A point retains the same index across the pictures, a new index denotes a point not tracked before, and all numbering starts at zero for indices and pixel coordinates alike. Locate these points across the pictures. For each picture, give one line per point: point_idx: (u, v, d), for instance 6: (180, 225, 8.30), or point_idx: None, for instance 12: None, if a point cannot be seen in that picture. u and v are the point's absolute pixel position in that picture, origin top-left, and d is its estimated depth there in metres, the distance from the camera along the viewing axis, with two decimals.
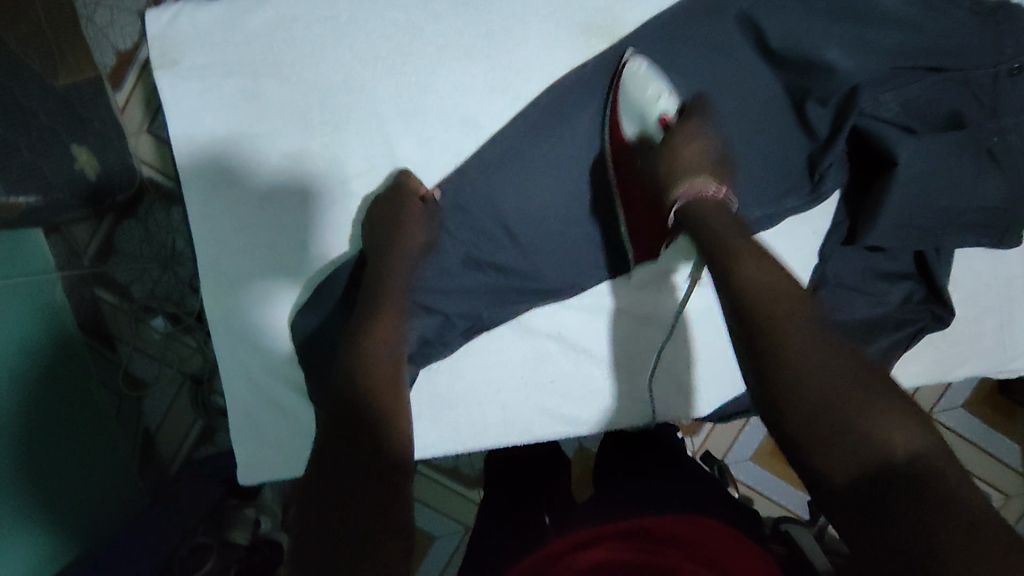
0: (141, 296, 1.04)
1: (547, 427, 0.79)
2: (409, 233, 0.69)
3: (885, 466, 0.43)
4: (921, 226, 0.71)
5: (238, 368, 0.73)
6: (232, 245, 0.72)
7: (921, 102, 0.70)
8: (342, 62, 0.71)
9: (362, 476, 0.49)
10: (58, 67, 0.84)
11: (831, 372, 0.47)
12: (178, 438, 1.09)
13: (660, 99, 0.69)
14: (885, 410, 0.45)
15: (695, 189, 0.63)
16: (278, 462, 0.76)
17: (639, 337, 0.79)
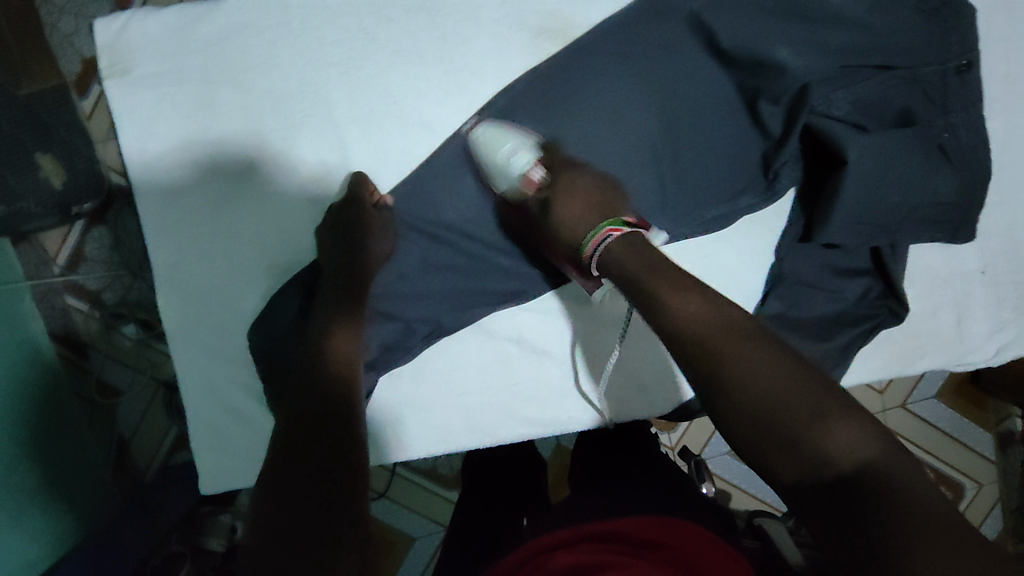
0: (112, 303, 1.03)
1: (513, 431, 0.79)
2: (377, 228, 0.70)
3: (834, 479, 0.43)
4: (877, 222, 0.72)
5: (196, 379, 0.73)
6: (190, 253, 0.71)
7: (873, 99, 0.71)
8: (294, 69, 0.71)
9: (329, 472, 0.49)
10: (21, 76, 0.86)
11: (772, 391, 0.48)
12: (152, 446, 1.07)
13: (513, 157, 0.68)
14: (831, 420, 0.46)
15: (602, 242, 0.63)
16: (240, 473, 0.75)
17: (596, 348, 0.80)
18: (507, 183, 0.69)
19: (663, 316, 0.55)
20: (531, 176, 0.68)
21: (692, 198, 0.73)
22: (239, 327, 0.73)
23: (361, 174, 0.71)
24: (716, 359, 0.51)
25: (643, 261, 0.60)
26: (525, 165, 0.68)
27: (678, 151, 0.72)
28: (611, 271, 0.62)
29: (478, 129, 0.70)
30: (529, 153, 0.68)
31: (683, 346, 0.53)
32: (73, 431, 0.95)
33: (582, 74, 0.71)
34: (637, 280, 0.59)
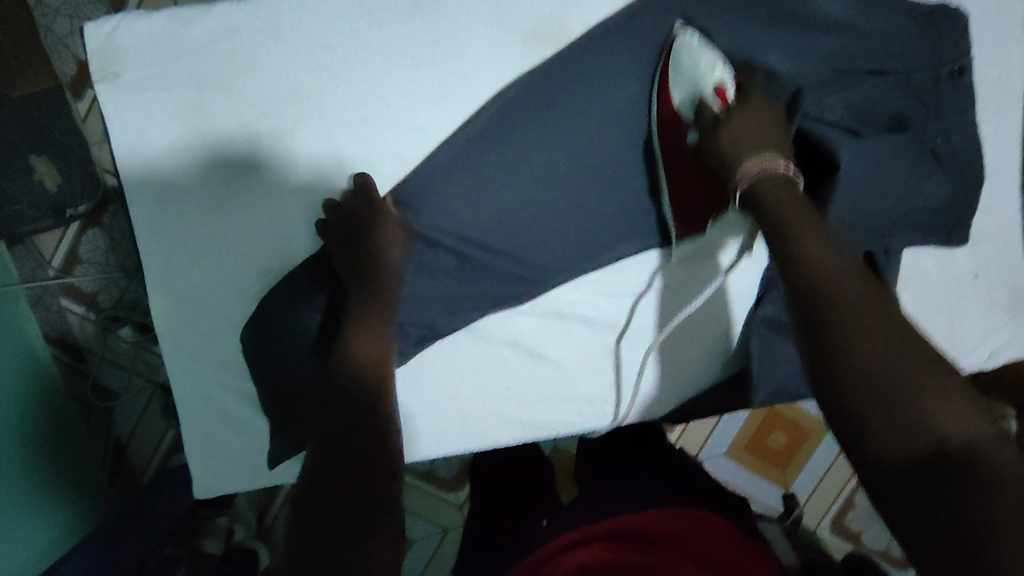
0: (108, 306, 1.03)
1: (506, 433, 0.80)
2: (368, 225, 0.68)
3: (938, 450, 0.42)
4: (869, 228, 0.71)
5: (189, 384, 0.73)
6: (183, 257, 0.71)
7: (866, 104, 0.70)
8: (286, 73, 0.71)
9: (362, 463, 0.51)
10: (15, 80, 0.83)
11: (887, 355, 0.46)
12: (149, 448, 1.08)
13: (716, 68, 0.65)
14: (947, 398, 0.43)
15: (757, 169, 0.58)
16: (234, 476, 0.76)
17: (686, 290, 0.79)
18: (695, 89, 0.65)
19: (792, 254, 0.53)
20: (723, 91, 0.64)
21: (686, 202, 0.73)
22: (232, 331, 0.73)
23: (363, 173, 0.70)
24: (844, 323, 0.48)
25: (793, 202, 0.56)
26: (722, 78, 0.65)
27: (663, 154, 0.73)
28: (755, 200, 0.57)
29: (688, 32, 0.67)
30: (728, 74, 0.66)
31: (819, 296, 0.49)
32: (69, 440, 0.94)
33: (576, 79, 0.71)
34: (787, 210, 0.55)
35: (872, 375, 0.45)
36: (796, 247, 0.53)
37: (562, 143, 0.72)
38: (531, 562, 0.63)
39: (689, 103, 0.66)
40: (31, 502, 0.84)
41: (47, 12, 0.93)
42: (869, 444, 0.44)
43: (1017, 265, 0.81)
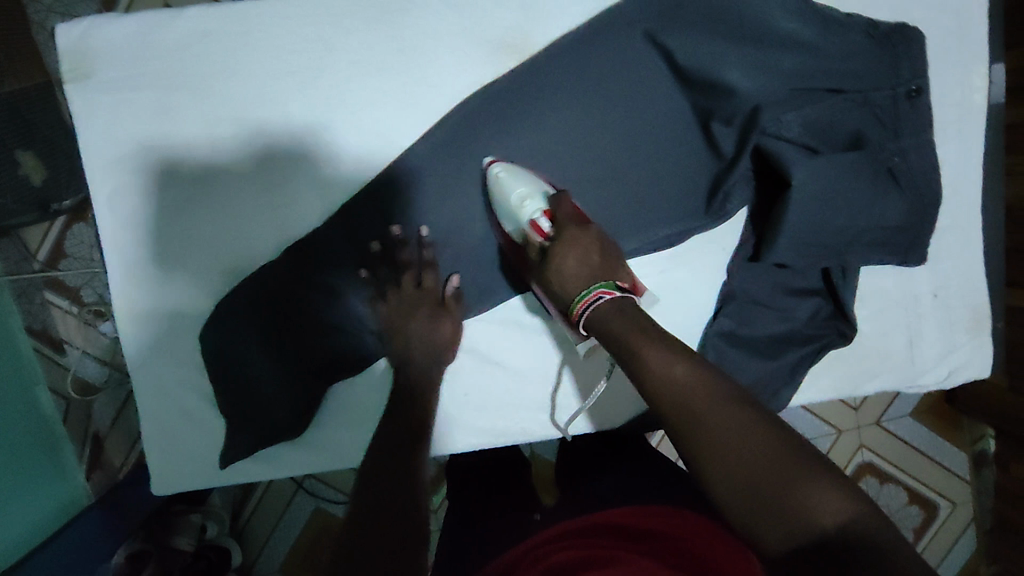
0: (92, 301, 1.06)
1: (463, 440, 0.80)
2: (325, 243, 0.72)
3: (819, 538, 0.41)
4: (823, 244, 0.73)
5: (149, 381, 0.74)
6: (147, 256, 0.72)
7: (824, 122, 0.71)
8: (254, 78, 0.72)
9: (406, 505, 0.53)
10: (7, 73, 0.86)
11: (752, 450, 0.45)
12: (125, 445, 1.08)
13: (524, 203, 0.68)
14: (810, 480, 0.43)
15: (594, 300, 0.60)
16: (194, 473, 0.76)
17: (588, 372, 0.81)
18: (516, 227, 0.69)
19: (641, 360, 0.53)
20: (538, 225, 0.67)
21: (645, 215, 0.74)
22: (191, 329, 0.74)
23: (337, 183, 0.73)
24: (695, 421, 0.48)
25: (625, 322, 0.57)
26: (534, 213, 0.67)
27: (628, 165, 0.74)
28: (598, 321, 0.59)
29: (497, 167, 0.70)
30: (543, 203, 0.68)
31: (669, 397, 0.50)
32: (33, 434, 0.93)
33: (541, 91, 0.72)
34: (614, 325, 0.57)
35: (736, 478, 0.44)
36: (643, 357, 0.53)
37: (523, 154, 0.73)
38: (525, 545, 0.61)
39: (517, 237, 0.70)
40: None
41: (40, 10, 0.94)
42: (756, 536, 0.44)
43: (977, 284, 0.82)
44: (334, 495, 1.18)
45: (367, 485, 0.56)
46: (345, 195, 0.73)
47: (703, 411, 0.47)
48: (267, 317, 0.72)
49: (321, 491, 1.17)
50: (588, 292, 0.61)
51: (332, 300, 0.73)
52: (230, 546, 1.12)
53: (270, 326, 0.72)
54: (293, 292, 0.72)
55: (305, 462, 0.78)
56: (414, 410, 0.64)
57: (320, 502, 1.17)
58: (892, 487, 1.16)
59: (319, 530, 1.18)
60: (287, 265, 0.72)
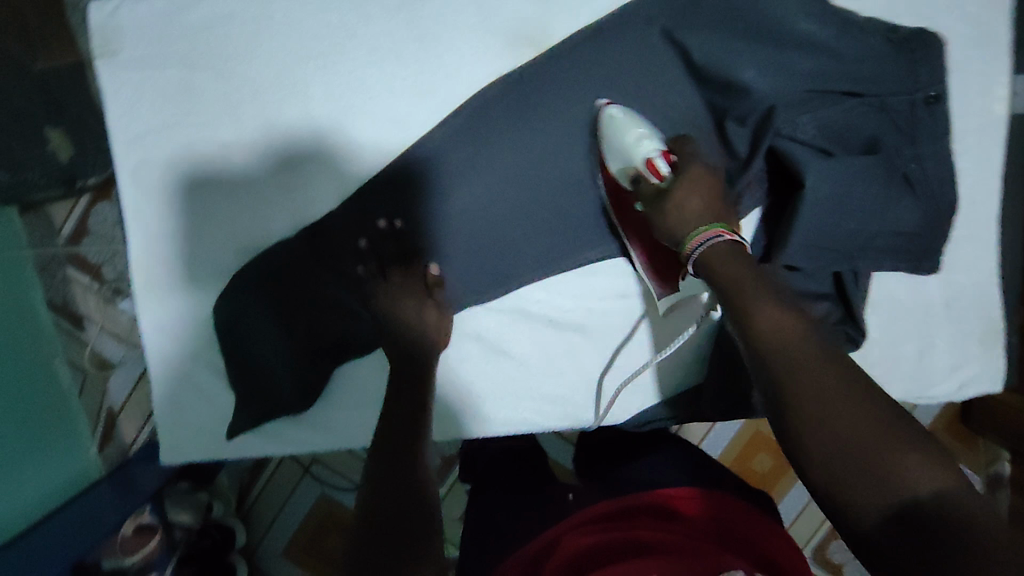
0: (112, 279, 1.06)
1: (460, 428, 0.81)
2: (341, 225, 0.73)
3: (908, 502, 0.44)
4: (835, 248, 0.72)
5: (164, 354, 0.76)
6: (167, 230, 0.74)
7: (839, 126, 0.71)
8: (275, 60, 0.73)
9: (413, 503, 0.57)
10: (37, 50, 0.89)
11: (859, 417, 0.47)
12: (139, 424, 1.08)
13: (640, 142, 0.67)
14: (909, 453, 0.46)
15: (706, 239, 0.60)
16: (204, 447, 0.78)
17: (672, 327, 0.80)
18: (628, 164, 0.68)
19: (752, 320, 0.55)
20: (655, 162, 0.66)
21: None
22: (204, 304, 0.75)
23: (354, 167, 0.74)
24: (803, 386, 0.50)
25: (744, 271, 0.58)
26: (652, 151, 0.66)
27: None
28: (707, 273, 0.60)
29: (613, 108, 0.70)
30: (659, 144, 0.67)
31: (779, 361, 0.51)
32: (49, 407, 0.94)
33: (557, 83, 0.73)
34: (733, 279, 0.57)
35: (836, 437, 0.47)
36: (751, 312, 0.55)
37: (541, 145, 0.73)
38: (542, 539, 0.64)
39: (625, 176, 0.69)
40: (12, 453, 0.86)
41: None
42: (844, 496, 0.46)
43: (991, 297, 0.81)
44: (340, 481, 1.19)
45: (373, 488, 0.59)
46: (361, 177, 0.74)
47: (808, 373, 0.50)
48: (279, 300, 0.73)
49: (327, 477, 1.18)
50: (709, 227, 0.60)
51: (345, 283, 0.73)
52: (235, 526, 1.15)
53: (281, 313, 0.74)
54: (316, 274, 0.73)
55: (313, 440, 0.79)
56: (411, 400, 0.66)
57: (326, 488, 1.19)
58: None
59: (323, 515, 1.19)
60: (304, 248, 0.73)
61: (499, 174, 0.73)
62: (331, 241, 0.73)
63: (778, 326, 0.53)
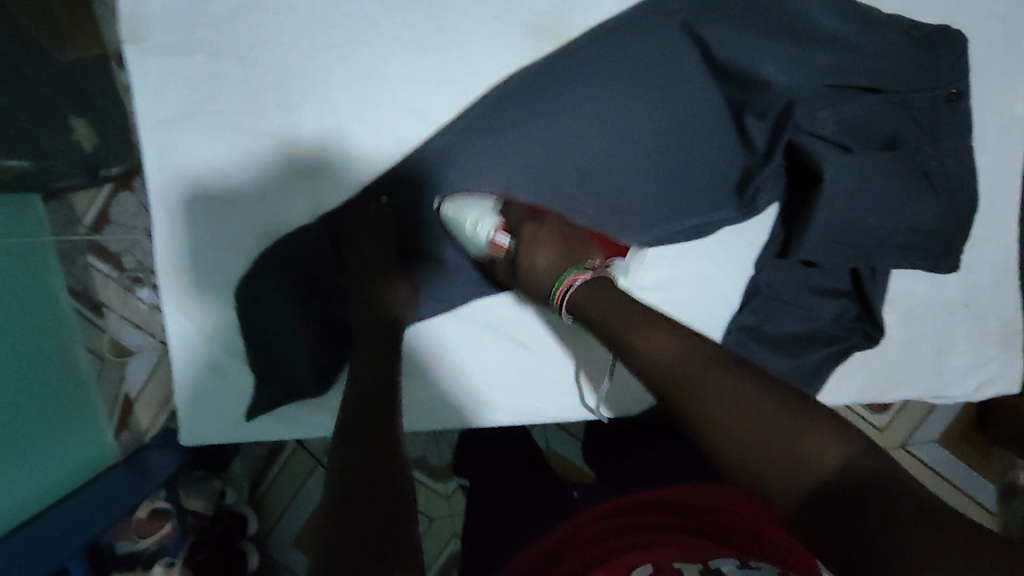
0: (132, 268, 1.12)
1: (419, 424, 0.81)
2: (368, 211, 0.75)
3: (823, 480, 0.45)
4: (852, 243, 0.72)
5: (187, 337, 0.77)
6: (190, 215, 0.75)
7: (859, 121, 0.70)
8: (298, 49, 0.74)
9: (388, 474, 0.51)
10: (66, 42, 0.91)
11: (750, 411, 0.49)
12: (154, 409, 1.13)
13: (479, 230, 0.73)
14: (807, 432, 0.47)
15: (569, 286, 0.68)
16: (224, 429, 0.79)
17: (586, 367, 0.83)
18: (476, 249, 0.75)
19: (633, 347, 0.59)
20: (499, 243, 0.74)
21: (670, 204, 0.75)
22: (226, 288, 0.77)
23: (374, 155, 0.75)
24: (694, 397, 0.52)
25: (613, 301, 0.64)
26: (490, 234, 0.73)
27: (659, 154, 0.75)
28: (584, 312, 0.66)
29: (446, 205, 0.73)
30: (493, 222, 0.74)
31: (667, 379, 0.55)
32: (70, 392, 0.97)
33: (577, 76, 0.73)
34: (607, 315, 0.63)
35: (738, 437, 0.49)
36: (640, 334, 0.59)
37: (562, 135, 0.74)
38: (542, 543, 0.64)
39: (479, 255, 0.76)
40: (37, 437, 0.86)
41: None
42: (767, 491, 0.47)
43: (1008, 298, 0.81)
44: None
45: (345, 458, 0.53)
46: (381, 167, 0.75)
47: (695, 382, 0.53)
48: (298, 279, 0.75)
49: None
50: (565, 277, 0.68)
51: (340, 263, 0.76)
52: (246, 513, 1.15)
53: (300, 289, 0.76)
54: (321, 253, 0.75)
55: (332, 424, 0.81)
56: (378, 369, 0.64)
57: None
58: None
59: None
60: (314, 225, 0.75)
61: (530, 159, 0.75)
62: (337, 222, 0.75)
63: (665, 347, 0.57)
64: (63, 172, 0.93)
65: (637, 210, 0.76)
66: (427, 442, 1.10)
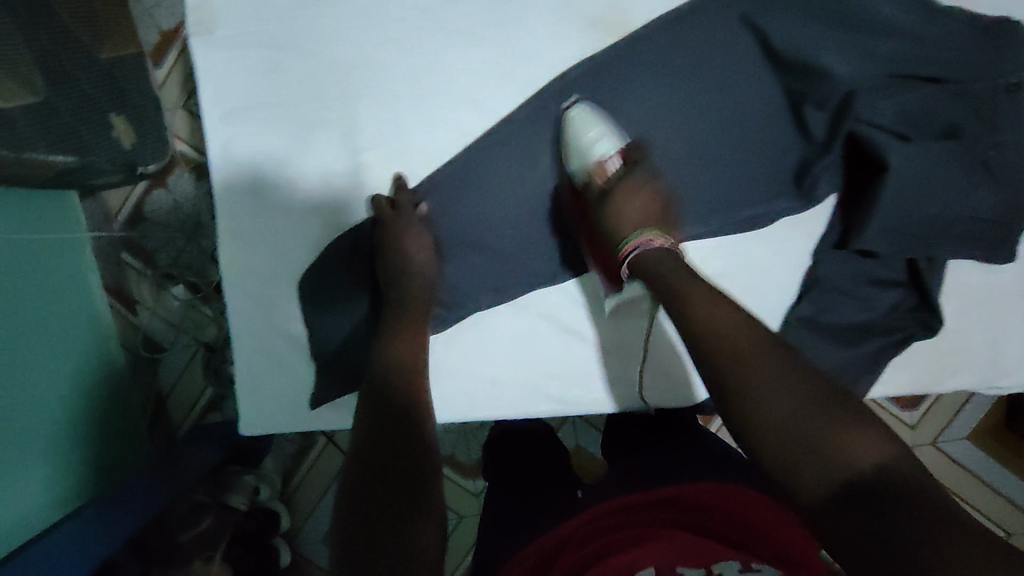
0: (164, 264, 1.11)
1: (468, 414, 0.81)
2: (438, 200, 0.76)
3: (853, 480, 0.46)
4: (912, 232, 0.73)
5: (248, 326, 0.78)
6: (251, 206, 0.76)
7: (919, 111, 0.70)
8: (360, 41, 0.74)
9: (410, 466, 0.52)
10: (105, 41, 0.91)
11: (796, 404, 0.51)
12: (187, 403, 1.14)
13: (597, 143, 0.72)
14: (847, 432, 0.49)
15: (638, 245, 0.68)
16: (283, 418, 0.80)
17: (626, 348, 0.83)
18: (581, 164, 0.73)
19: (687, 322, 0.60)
20: (606, 164, 0.72)
21: (728, 195, 0.75)
22: (285, 278, 0.78)
23: (434, 147, 0.76)
24: (741, 382, 0.53)
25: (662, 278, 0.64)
26: (604, 153, 0.71)
27: (717, 145, 0.75)
28: (646, 273, 0.67)
29: (577, 108, 0.73)
30: (613, 144, 0.72)
31: (717, 361, 0.56)
32: (106, 388, 0.98)
33: (637, 67, 0.74)
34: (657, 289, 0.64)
35: (778, 425, 0.50)
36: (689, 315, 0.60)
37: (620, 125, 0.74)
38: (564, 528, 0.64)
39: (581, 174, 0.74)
40: (66, 431, 0.87)
41: None
42: (794, 482, 0.49)
43: None
44: None
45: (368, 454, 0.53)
46: (441, 158, 0.76)
47: (740, 365, 0.54)
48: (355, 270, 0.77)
49: None
50: (638, 235, 0.69)
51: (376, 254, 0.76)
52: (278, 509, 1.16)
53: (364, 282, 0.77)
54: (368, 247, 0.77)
55: None
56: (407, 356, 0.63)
57: None
58: None
59: None
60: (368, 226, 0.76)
61: (655, 110, 0.75)
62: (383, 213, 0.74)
63: (718, 328, 0.57)
64: (105, 171, 0.92)
65: (692, 201, 0.75)
66: (455, 439, 1.09)
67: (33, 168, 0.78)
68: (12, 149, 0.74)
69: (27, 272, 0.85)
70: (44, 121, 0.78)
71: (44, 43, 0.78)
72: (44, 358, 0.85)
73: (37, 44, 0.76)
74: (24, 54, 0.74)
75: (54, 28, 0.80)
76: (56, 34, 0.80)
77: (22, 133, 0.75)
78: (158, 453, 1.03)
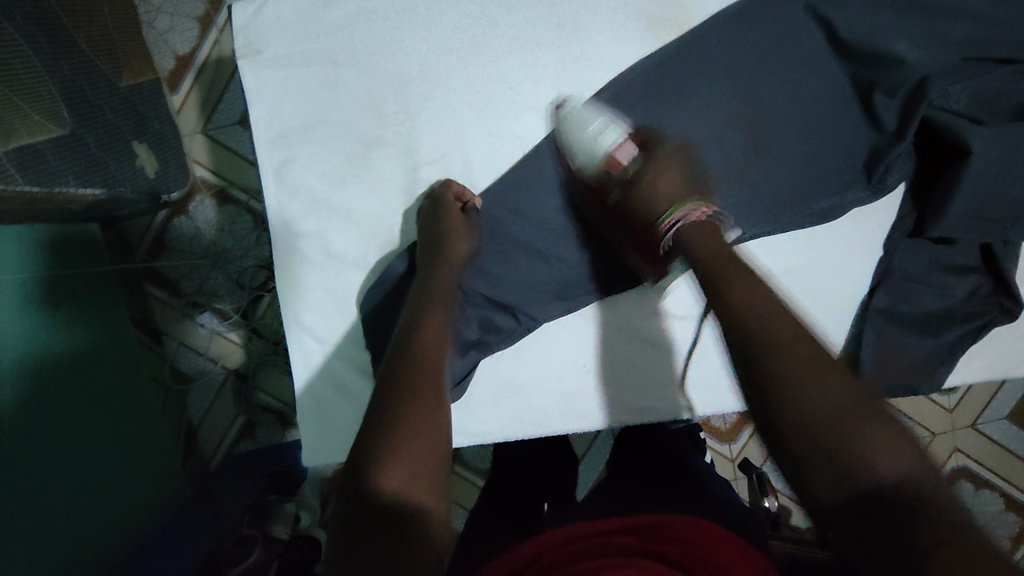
0: (189, 292, 1.07)
1: (539, 429, 0.78)
2: (502, 209, 0.75)
3: (876, 490, 0.39)
4: (993, 216, 0.71)
5: (307, 350, 0.76)
6: (304, 228, 0.74)
7: (992, 94, 0.70)
8: (417, 53, 0.73)
9: (428, 485, 0.47)
10: (124, 69, 0.88)
11: (834, 393, 0.44)
12: (218, 434, 1.09)
13: (602, 135, 0.71)
14: (876, 436, 0.41)
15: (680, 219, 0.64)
16: (343, 444, 0.76)
17: (664, 352, 0.78)
18: (591, 159, 0.71)
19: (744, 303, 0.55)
20: (617, 155, 0.70)
21: (794, 189, 0.74)
22: (344, 302, 0.75)
23: (493, 155, 0.74)
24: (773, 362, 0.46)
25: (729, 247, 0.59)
26: (613, 142, 0.70)
27: (780, 139, 0.73)
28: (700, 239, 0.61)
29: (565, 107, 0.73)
30: (618, 133, 0.71)
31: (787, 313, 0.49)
32: (138, 422, 0.94)
33: (696, 64, 0.73)
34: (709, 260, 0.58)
35: (805, 413, 0.43)
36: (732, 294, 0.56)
37: (682, 125, 0.73)
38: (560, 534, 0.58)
39: (592, 170, 0.72)
40: (100, 476, 0.82)
41: (151, 9, 1.02)
42: (805, 481, 0.42)
43: None
44: None
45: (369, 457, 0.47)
46: (503, 165, 0.75)
47: (769, 346, 0.47)
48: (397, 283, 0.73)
49: None
50: (679, 209, 0.64)
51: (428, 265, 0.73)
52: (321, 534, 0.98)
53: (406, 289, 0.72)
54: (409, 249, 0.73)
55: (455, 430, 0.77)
56: (433, 356, 0.55)
57: None
58: (988, 493, 1.09)
59: None
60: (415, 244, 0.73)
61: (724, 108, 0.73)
62: (430, 212, 0.71)
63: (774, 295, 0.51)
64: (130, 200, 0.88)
65: (758, 199, 0.74)
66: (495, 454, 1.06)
67: (64, 204, 0.74)
68: (43, 184, 0.68)
69: (43, 317, 0.80)
70: (72, 152, 0.74)
71: (65, 71, 0.74)
72: (72, 402, 0.80)
73: (59, 74, 0.73)
74: (48, 83, 0.71)
75: (73, 55, 0.77)
76: (75, 62, 0.77)
77: (52, 168, 0.70)
78: (190, 491, 0.99)
